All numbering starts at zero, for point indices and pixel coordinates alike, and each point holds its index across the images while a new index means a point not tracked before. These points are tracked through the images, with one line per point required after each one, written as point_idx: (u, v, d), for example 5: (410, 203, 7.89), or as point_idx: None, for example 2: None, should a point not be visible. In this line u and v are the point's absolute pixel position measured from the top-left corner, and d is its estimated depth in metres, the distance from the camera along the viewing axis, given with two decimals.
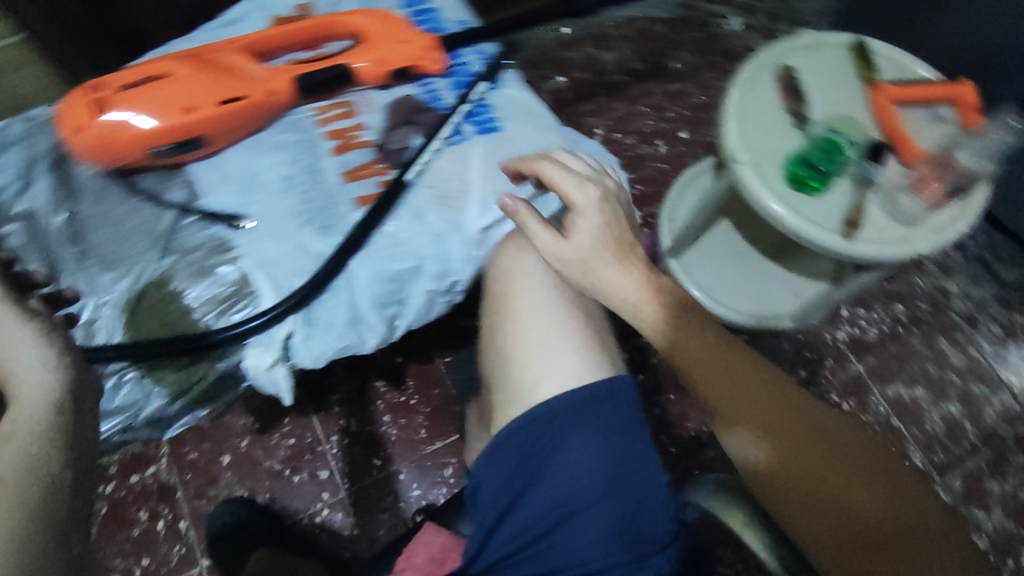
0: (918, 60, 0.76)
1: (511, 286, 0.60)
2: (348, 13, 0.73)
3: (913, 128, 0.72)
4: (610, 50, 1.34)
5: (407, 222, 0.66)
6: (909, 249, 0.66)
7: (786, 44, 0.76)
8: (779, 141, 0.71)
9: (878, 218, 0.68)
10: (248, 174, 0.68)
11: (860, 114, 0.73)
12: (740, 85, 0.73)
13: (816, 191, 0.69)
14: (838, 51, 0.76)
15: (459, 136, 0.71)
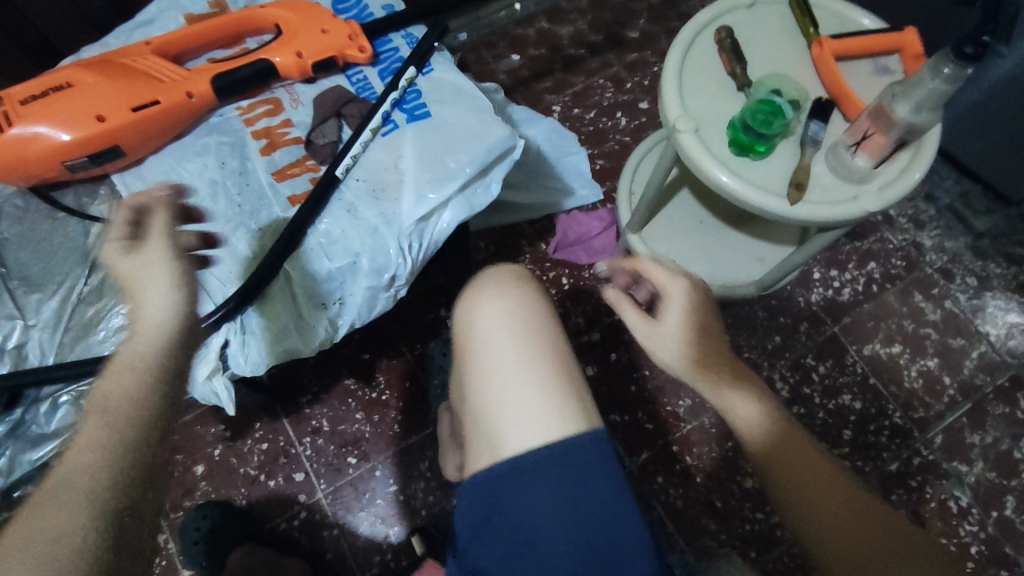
0: (861, 13, 0.74)
1: (476, 333, 0.54)
2: (268, 6, 0.70)
3: (856, 81, 0.71)
4: (565, 24, 1.31)
5: (340, 218, 0.65)
6: (854, 209, 0.64)
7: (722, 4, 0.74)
8: (720, 106, 0.69)
9: (824, 177, 0.66)
10: (176, 180, 0.67)
11: (801, 72, 0.72)
12: (677, 50, 0.71)
13: (758, 154, 0.67)
14: (778, 10, 0.74)
15: (390, 126, 0.69)
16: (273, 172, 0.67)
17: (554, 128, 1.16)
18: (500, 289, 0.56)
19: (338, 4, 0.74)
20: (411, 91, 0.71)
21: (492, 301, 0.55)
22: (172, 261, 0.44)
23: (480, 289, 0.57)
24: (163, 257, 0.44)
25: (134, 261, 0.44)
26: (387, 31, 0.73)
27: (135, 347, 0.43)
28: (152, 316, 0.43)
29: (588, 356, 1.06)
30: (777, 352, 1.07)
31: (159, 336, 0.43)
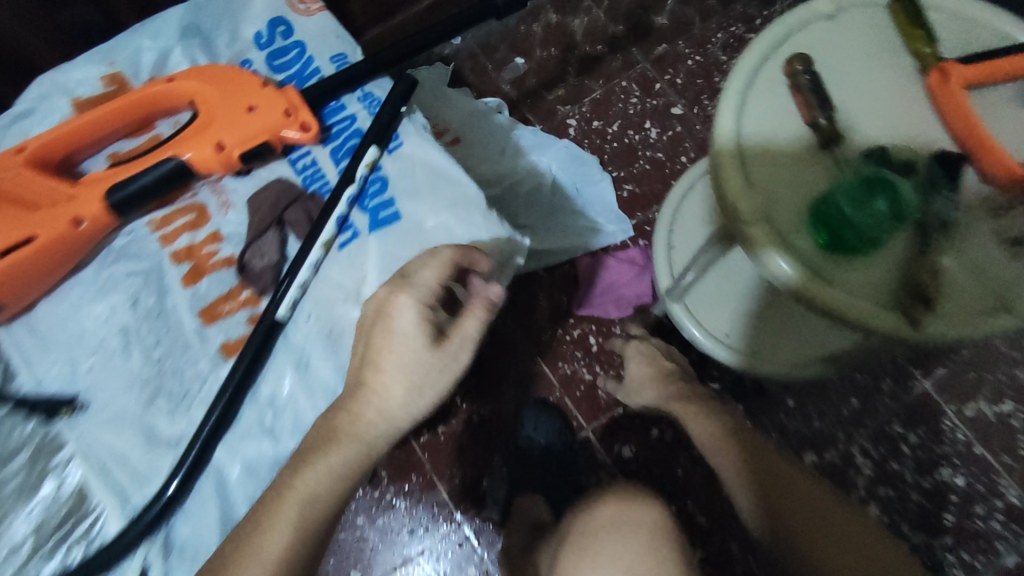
0: (1001, 14, 0.52)
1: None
2: (176, 76, 0.52)
3: (999, 122, 0.49)
4: (580, 13, 1.07)
5: (290, 378, 0.49)
6: (1000, 327, 0.45)
7: (792, 17, 0.53)
8: (800, 172, 0.49)
9: (960, 275, 0.46)
10: (73, 335, 0.51)
11: (918, 112, 0.50)
12: (735, 91, 0.51)
13: (858, 246, 0.46)
14: (878, 19, 0.52)
15: (349, 233, 0.51)
16: (200, 311, 0.51)
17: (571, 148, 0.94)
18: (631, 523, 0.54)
19: (274, 60, 0.55)
20: (374, 178, 0.53)
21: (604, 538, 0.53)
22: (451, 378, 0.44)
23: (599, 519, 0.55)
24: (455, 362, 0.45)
25: (428, 359, 0.44)
26: (340, 93, 0.54)
27: (370, 439, 0.44)
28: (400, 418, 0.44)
29: (626, 433, 0.88)
30: (856, 418, 0.88)
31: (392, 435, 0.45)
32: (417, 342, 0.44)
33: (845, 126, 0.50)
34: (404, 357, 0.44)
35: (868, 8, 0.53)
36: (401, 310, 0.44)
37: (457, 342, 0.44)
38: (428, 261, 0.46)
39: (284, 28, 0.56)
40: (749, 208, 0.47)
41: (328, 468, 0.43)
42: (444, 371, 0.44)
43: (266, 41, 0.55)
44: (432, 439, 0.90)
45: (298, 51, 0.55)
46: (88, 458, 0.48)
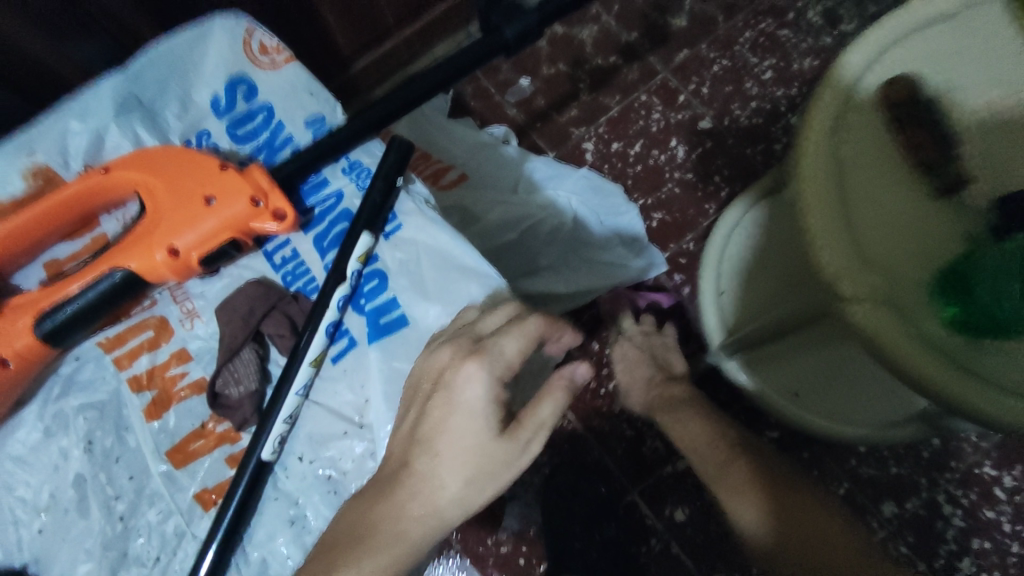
0: None
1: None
2: (115, 165, 0.42)
3: None
4: (588, 21, 0.97)
5: (285, 536, 0.39)
6: None
7: (886, 23, 0.37)
8: (903, 234, 0.35)
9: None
10: (13, 490, 0.41)
11: None
12: (829, 110, 0.35)
13: (996, 334, 0.33)
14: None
15: (344, 342, 0.42)
16: (166, 452, 0.41)
17: (592, 177, 0.83)
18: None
19: (238, 130, 0.46)
20: (368, 273, 0.43)
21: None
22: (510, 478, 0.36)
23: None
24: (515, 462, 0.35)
25: (494, 447, 0.35)
26: (321, 166, 0.44)
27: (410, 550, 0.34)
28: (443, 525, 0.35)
29: (673, 493, 0.73)
30: (938, 462, 0.77)
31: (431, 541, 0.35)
32: (482, 426, 0.35)
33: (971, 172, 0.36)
34: (468, 440, 0.35)
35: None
36: (468, 382, 0.35)
37: (533, 431, 0.35)
38: (512, 326, 0.36)
39: (246, 89, 0.46)
40: (863, 287, 0.31)
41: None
42: (502, 470, 0.35)
43: (225, 109, 0.46)
44: None
45: (265, 120, 0.46)
46: None
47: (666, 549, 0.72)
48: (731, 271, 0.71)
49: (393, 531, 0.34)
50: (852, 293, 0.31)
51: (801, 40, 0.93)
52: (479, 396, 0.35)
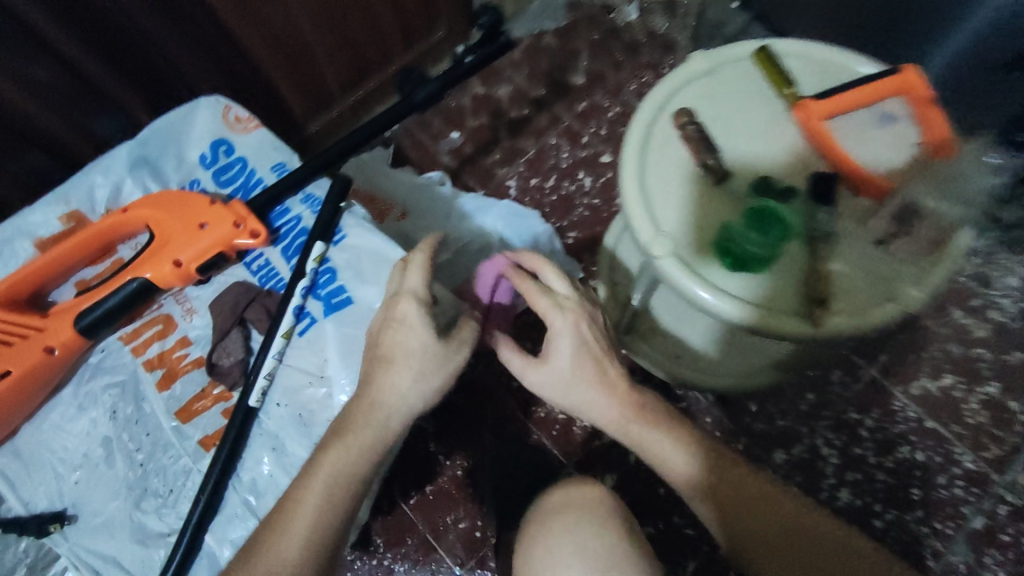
0: (850, 49, 0.60)
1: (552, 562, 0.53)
2: (129, 206, 0.57)
3: (865, 139, 0.56)
4: (504, 82, 1.17)
5: (268, 460, 0.53)
6: (891, 310, 0.51)
7: (676, 76, 0.60)
8: (702, 208, 0.56)
9: (851, 274, 0.53)
10: (56, 453, 0.54)
11: (793, 141, 0.58)
12: (638, 144, 0.57)
13: (758, 268, 0.53)
14: (749, 68, 0.60)
15: (307, 321, 0.56)
16: (176, 412, 0.54)
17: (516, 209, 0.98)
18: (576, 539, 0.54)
19: (221, 176, 0.62)
20: (322, 270, 0.58)
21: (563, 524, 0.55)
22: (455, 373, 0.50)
23: (551, 525, 0.56)
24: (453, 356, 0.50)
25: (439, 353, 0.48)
26: (285, 198, 0.60)
27: (388, 429, 0.48)
28: (408, 404, 0.48)
29: (601, 462, 0.92)
30: (815, 413, 0.94)
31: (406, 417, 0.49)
32: (424, 339, 0.48)
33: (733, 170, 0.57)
34: (416, 354, 0.48)
35: (740, 58, 0.61)
36: (405, 315, 0.48)
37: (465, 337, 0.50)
38: (413, 267, 0.49)
39: (226, 147, 0.62)
40: (661, 249, 0.53)
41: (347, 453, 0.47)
42: (447, 363, 0.49)
43: (210, 163, 0.62)
44: (422, 499, 0.92)
45: (240, 168, 0.62)
46: (82, 565, 0.51)
47: None
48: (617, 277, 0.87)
49: (375, 420, 0.48)
50: (661, 257, 0.53)
51: None
52: (417, 322, 0.48)
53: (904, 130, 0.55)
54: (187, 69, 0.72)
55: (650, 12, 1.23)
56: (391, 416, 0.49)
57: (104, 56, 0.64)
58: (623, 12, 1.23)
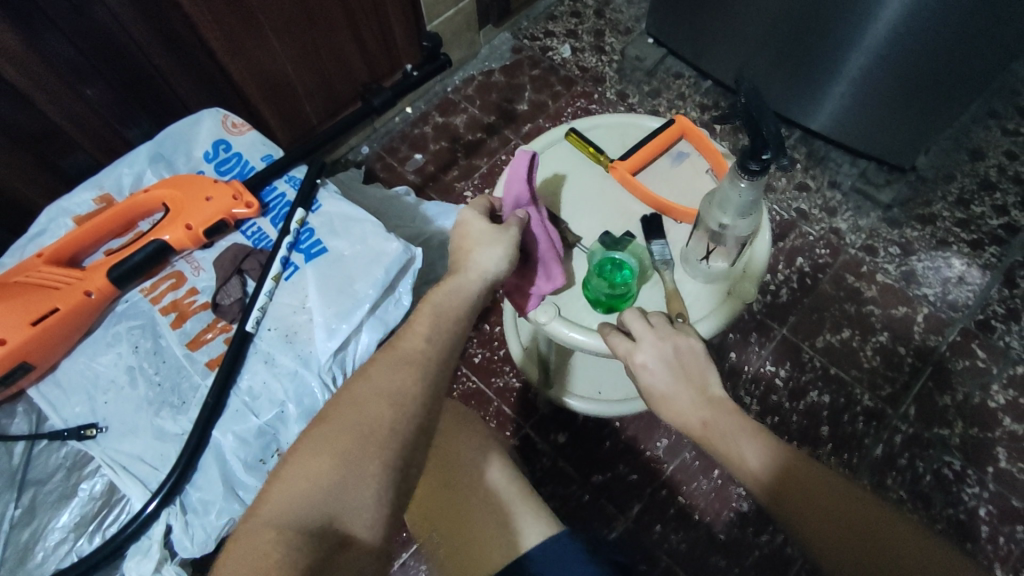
0: (630, 119, 0.79)
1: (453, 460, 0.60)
2: (149, 188, 0.73)
3: (671, 185, 0.74)
4: (460, 112, 1.37)
5: (261, 371, 0.66)
6: (734, 305, 0.66)
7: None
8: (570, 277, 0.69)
9: (689, 284, 0.68)
10: (88, 378, 0.66)
11: (618, 201, 0.74)
12: None
13: (627, 303, 0.66)
14: (568, 149, 0.76)
15: (292, 269, 0.71)
16: (187, 342, 0.68)
17: None
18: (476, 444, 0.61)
19: (221, 167, 0.78)
20: (304, 231, 0.73)
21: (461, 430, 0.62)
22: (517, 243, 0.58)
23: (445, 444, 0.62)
24: (514, 236, 0.58)
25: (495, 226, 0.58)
26: (271, 179, 0.76)
27: (469, 281, 0.55)
28: (488, 264, 0.56)
29: (556, 422, 1.02)
30: (735, 369, 1.08)
31: (484, 283, 0.56)
32: (485, 224, 0.58)
33: (582, 233, 0.72)
34: (479, 232, 0.58)
35: (556, 144, 0.77)
36: (465, 213, 0.60)
37: (513, 220, 0.60)
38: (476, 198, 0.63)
39: (224, 145, 0.78)
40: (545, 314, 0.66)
41: (437, 306, 0.52)
42: (506, 238, 0.58)
43: (211, 158, 0.78)
44: None
45: (235, 160, 0.78)
46: (113, 462, 0.63)
47: (554, 463, 0.99)
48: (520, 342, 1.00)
49: (451, 286, 0.54)
50: (547, 322, 0.65)
51: (606, 110, 1.38)
52: (475, 217, 0.59)
53: (693, 168, 0.74)
54: (188, 95, 0.88)
55: (581, 52, 1.45)
56: (468, 276, 0.55)
57: (123, 81, 0.80)
58: (558, 53, 1.45)
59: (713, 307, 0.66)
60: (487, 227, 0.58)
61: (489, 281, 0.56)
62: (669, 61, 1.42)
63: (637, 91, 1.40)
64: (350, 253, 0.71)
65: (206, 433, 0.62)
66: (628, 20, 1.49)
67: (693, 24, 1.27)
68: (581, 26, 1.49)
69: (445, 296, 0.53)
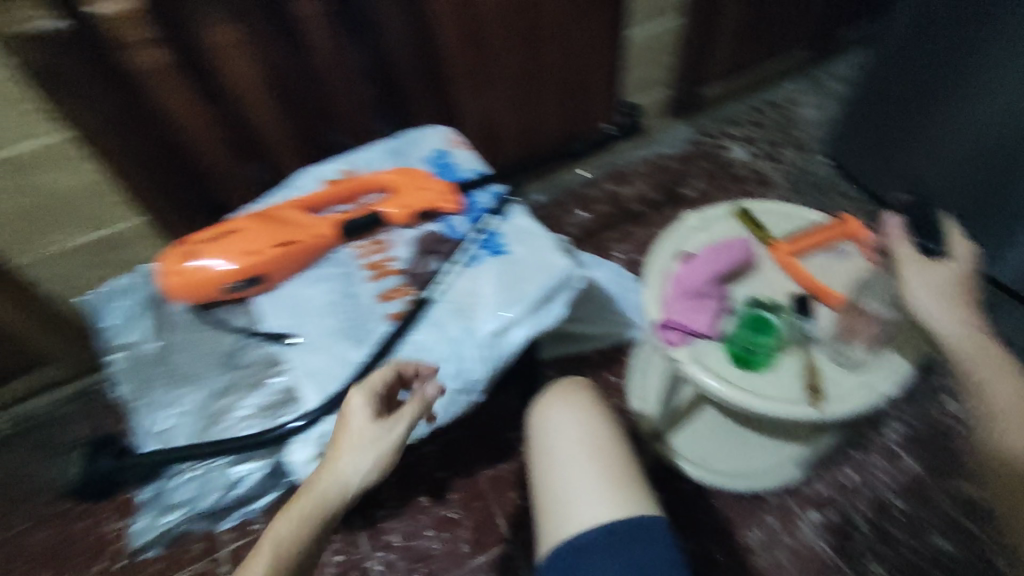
0: (794, 207, 0.82)
1: (554, 433, 0.71)
2: (383, 172, 0.90)
3: (829, 274, 0.75)
4: (630, 184, 1.50)
5: (430, 332, 0.77)
6: (873, 397, 0.65)
7: (676, 229, 0.79)
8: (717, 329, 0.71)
9: (834, 368, 0.67)
10: (298, 299, 0.81)
11: (770, 276, 0.76)
12: (648, 277, 0.75)
13: (764, 366, 0.68)
14: (731, 221, 0.80)
15: (473, 259, 0.83)
16: (377, 294, 0.82)
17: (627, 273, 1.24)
18: (577, 424, 0.72)
19: (439, 170, 0.93)
20: (490, 233, 0.86)
21: (564, 406, 0.74)
22: (392, 449, 0.63)
23: (573, 403, 0.75)
24: (389, 436, 0.63)
25: (374, 431, 0.63)
26: (474, 188, 0.91)
27: (327, 495, 0.58)
28: (351, 473, 0.60)
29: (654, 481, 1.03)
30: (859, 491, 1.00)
31: (342, 492, 0.59)
32: (368, 417, 0.64)
33: (733, 295, 0.74)
34: (360, 429, 0.63)
35: (723, 217, 0.80)
36: (355, 398, 0.65)
37: (398, 420, 0.64)
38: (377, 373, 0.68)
39: (444, 154, 0.95)
40: (686, 355, 0.69)
41: (298, 520, 0.56)
42: (387, 437, 0.63)
43: (432, 161, 0.94)
44: (495, 474, 1.13)
45: (449, 167, 0.94)
46: (298, 368, 0.76)
47: None
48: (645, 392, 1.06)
49: (308, 495, 0.58)
50: (686, 362, 0.69)
51: None
52: (358, 413, 0.64)
53: (852, 263, 0.75)
54: None
55: (756, 157, 1.53)
56: (333, 484, 0.59)
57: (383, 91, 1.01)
58: (732, 153, 1.54)
59: (890, 376, 0.66)
60: (362, 422, 0.63)
61: (352, 492, 0.59)
62: (842, 185, 1.45)
63: (804, 201, 1.44)
64: (523, 259, 0.82)
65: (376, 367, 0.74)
66: (809, 138, 1.56)
67: (872, 154, 1.30)
68: (760, 134, 1.58)
69: (295, 510, 0.56)
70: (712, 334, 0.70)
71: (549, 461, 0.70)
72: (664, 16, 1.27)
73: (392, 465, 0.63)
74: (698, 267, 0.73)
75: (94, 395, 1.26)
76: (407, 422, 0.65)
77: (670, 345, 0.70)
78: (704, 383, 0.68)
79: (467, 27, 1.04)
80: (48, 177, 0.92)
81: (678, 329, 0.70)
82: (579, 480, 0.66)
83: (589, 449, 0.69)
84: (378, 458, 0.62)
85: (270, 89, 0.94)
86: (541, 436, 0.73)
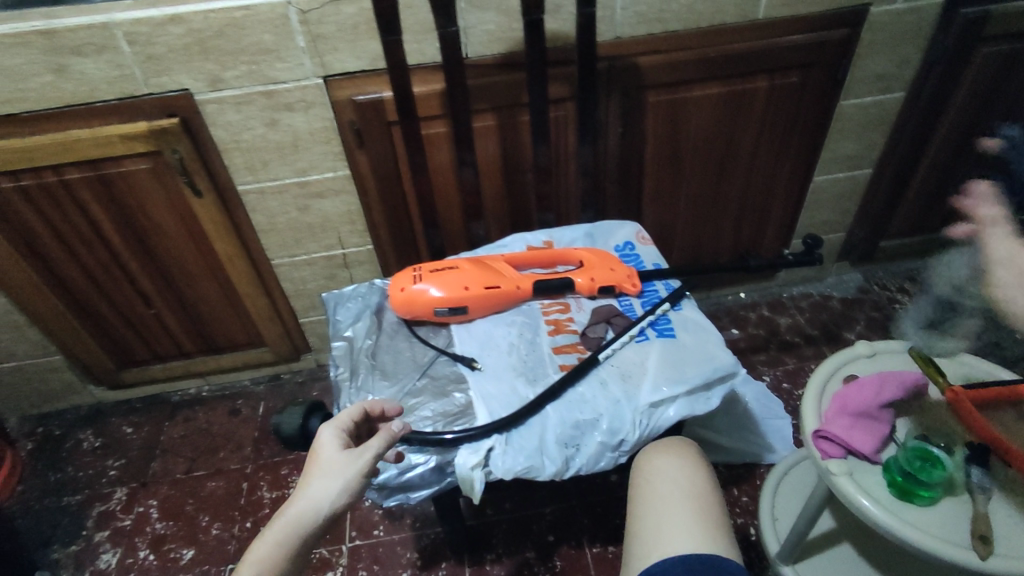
0: (973, 363, 0.84)
1: (652, 477, 0.77)
2: (577, 248, 1.06)
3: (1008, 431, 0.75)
4: (788, 315, 1.53)
5: (594, 387, 0.87)
6: None
7: (844, 353, 0.85)
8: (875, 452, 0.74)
9: (1002, 521, 0.68)
10: (488, 336, 0.96)
11: (942, 418, 0.76)
12: (810, 391, 0.80)
13: (924, 500, 0.69)
14: (904, 361, 0.84)
15: (643, 336, 0.93)
16: (553, 346, 0.94)
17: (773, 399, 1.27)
18: (668, 470, 0.77)
19: (623, 257, 1.08)
20: (662, 318, 0.96)
21: (662, 456, 0.80)
22: (360, 473, 0.64)
23: (668, 452, 0.81)
24: (357, 460, 0.65)
25: (344, 459, 0.65)
26: (653, 279, 1.03)
27: (298, 522, 0.60)
28: (319, 498, 0.61)
29: None
30: None
31: (313, 517, 0.61)
32: (336, 449, 0.67)
33: (897, 428, 0.77)
34: (329, 456, 0.66)
35: (895, 355, 0.85)
36: (326, 432, 0.69)
37: (366, 446, 0.66)
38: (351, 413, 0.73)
39: (629, 246, 1.09)
40: (840, 467, 0.72)
41: (274, 545, 0.58)
42: (354, 463, 0.65)
43: (618, 249, 1.09)
44: (603, 552, 1.12)
45: (633, 257, 1.07)
46: (478, 389, 0.88)
47: None
48: (773, 509, 1.04)
49: (278, 523, 0.60)
50: (840, 475, 0.71)
51: None
52: (328, 446, 0.67)
53: None
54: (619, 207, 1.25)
55: None
56: (302, 509, 0.61)
57: (591, 185, 1.20)
58: (903, 307, 1.53)
59: None
60: (331, 452, 0.66)
61: (322, 519, 0.61)
62: None
63: None
64: (689, 346, 0.91)
65: (543, 404, 0.84)
66: None
67: None
68: None
69: (266, 538, 0.59)
70: (871, 456, 0.72)
71: (643, 498, 0.76)
72: (856, 167, 1.40)
73: (364, 491, 0.65)
74: (864, 391, 0.76)
75: (282, 383, 1.50)
76: (374, 451, 0.67)
77: (824, 457, 0.74)
78: (856, 501, 0.69)
79: (669, 143, 1.25)
80: (324, 202, 1.20)
81: (835, 442, 0.74)
82: (665, 517, 0.71)
83: (681, 494, 0.74)
84: (347, 479, 0.63)
85: (506, 165, 1.16)
86: (638, 478, 0.79)
